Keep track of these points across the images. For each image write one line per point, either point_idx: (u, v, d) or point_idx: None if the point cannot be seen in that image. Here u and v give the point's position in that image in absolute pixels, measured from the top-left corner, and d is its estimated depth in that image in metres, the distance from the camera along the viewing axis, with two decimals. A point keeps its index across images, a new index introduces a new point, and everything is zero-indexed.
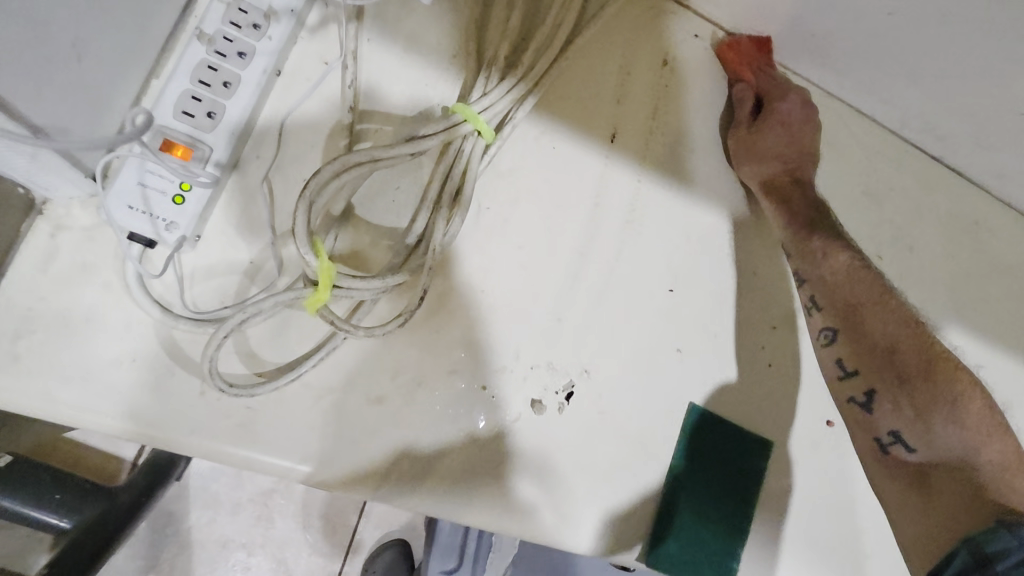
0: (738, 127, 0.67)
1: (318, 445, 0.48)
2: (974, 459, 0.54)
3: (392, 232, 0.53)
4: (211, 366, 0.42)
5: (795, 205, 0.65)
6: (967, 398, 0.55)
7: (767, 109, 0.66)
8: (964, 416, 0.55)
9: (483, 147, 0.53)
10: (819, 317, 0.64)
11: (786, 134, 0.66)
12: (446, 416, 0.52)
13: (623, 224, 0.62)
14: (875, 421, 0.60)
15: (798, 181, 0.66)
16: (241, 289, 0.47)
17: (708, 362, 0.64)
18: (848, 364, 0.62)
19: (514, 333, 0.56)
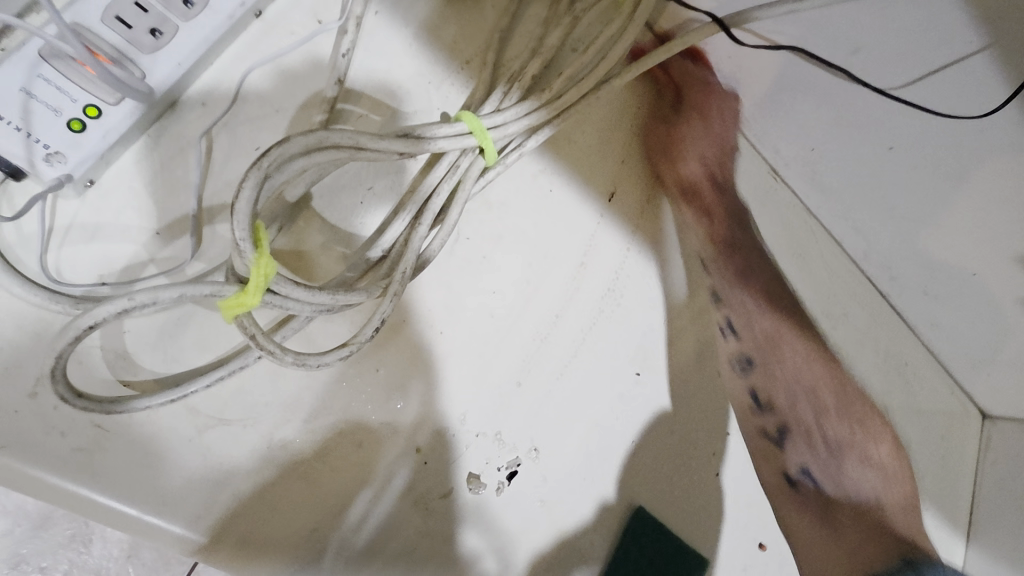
0: (688, 152, 0.62)
1: (185, 484, 0.37)
2: (881, 500, 0.65)
3: (350, 239, 0.43)
4: (58, 365, 0.30)
5: (713, 213, 0.61)
6: (876, 439, 0.65)
7: (682, 120, 0.62)
8: (872, 456, 0.65)
9: (481, 168, 0.45)
10: (733, 344, 0.61)
11: (712, 145, 0.62)
12: (360, 476, 0.43)
13: (605, 292, 0.56)
14: (785, 456, 0.63)
15: (717, 189, 0.62)
16: (132, 265, 0.36)
17: (660, 463, 0.58)
18: (762, 397, 0.62)
19: (465, 389, 0.47)
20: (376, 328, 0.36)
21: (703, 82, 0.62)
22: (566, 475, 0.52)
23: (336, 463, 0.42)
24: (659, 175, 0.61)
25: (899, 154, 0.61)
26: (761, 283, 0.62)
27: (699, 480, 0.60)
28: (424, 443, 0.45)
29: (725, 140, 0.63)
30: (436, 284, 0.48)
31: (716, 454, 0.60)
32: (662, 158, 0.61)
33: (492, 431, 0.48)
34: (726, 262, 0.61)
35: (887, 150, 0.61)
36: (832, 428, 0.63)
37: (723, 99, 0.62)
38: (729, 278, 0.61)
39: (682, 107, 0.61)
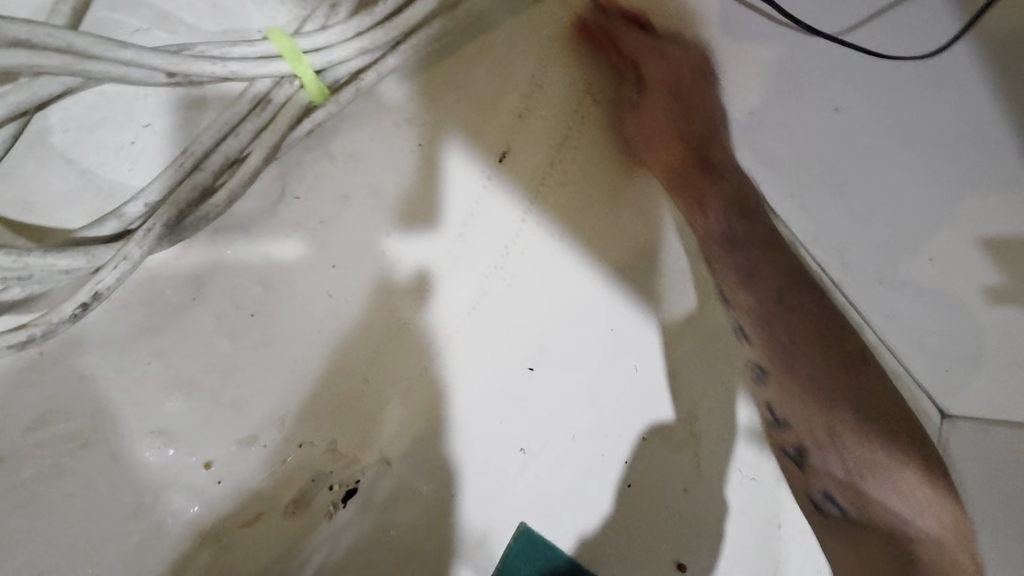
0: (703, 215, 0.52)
1: None
2: (910, 529, 0.43)
3: (112, 192, 0.32)
4: None
5: (709, 203, 0.52)
6: (904, 469, 0.45)
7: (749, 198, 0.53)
8: (901, 482, 0.44)
9: (302, 107, 0.35)
10: (748, 348, 0.52)
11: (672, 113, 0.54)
12: (120, 507, 0.32)
13: (491, 270, 0.47)
14: (812, 477, 0.48)
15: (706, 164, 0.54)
16: None
17: (554, 474, 0.49)
18: (748, 331, 0.51)
19: (284, 389, 0.37)
20: (84, 305, 0.26)
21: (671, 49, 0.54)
22: (430, 493, 0.42)
23: (76, 488, 0.31)
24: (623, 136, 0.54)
25: (845, 117, 0.51)
26: (810, 372, 0.48)
27: (607, 492, 0.51)
28: (219, 459, 0.34)
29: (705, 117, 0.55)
30: (246, 254, 0.36)
31: (627, 462, 0.53)
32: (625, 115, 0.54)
33: (323, 442, 0.38)
34: (806, 361, 0.48)
35: (831, 113, 0.51)
36: (845, 453, 0.46)
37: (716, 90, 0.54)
38: (766, 355, 0.50)
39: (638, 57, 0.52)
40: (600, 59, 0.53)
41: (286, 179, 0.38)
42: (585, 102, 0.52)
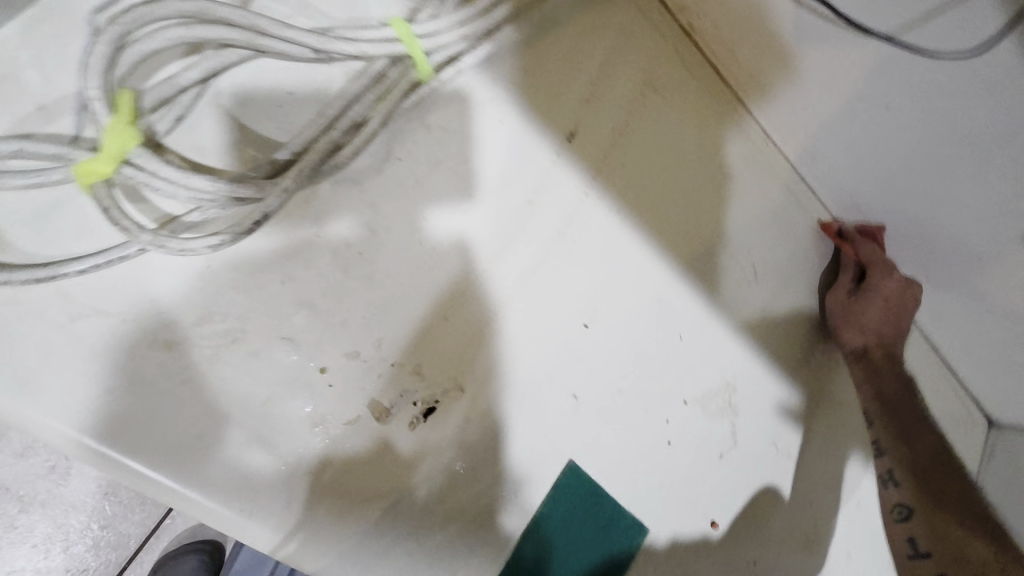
0: (838, 291, 0.68)
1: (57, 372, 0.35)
2: None
3: (265, 145, 0.40)
4: None
5: (883, 373, 0.67)
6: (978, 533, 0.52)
7: (869, 285, 0.66)
8: None
9: (412, 83, 0.42)
10: (895, 491, 0.65)
11: (885, 313, 0.67)
12: (256, 396, 0.40)
13: (554, 235, 0.53)
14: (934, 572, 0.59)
15: (887, 355, 0.68)
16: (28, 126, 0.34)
17: (602, 421, 0.54)
18: (895, 475, 0.66)
19: (383, 318, 0.44)
20: (254, 222, 0.35)
21: (869, 245, 0.67)
22: (496, 421, 0.48)
23: (225, 375, 0.39)
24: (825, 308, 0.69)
25: (1012, 150, 0.51)
26: (918, 452, 0.65)
27: (648, 444, 0.57)
28: (330, 366, 0.42)
29: (901, 321, 0.68)
30: (359, 202, 0.44)
31: (668, 420, 0.58)
32: (837, 295, 0.68)
33: (410, 364, 0.45)
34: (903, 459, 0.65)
35: (995, 146, 0.52)
36: None
37: (887, 265, 0.65)
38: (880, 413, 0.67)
39: (868, 265, 0.66)
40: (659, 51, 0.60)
41: (391, 143, 0.46)
42: (648, 93, 0.59)
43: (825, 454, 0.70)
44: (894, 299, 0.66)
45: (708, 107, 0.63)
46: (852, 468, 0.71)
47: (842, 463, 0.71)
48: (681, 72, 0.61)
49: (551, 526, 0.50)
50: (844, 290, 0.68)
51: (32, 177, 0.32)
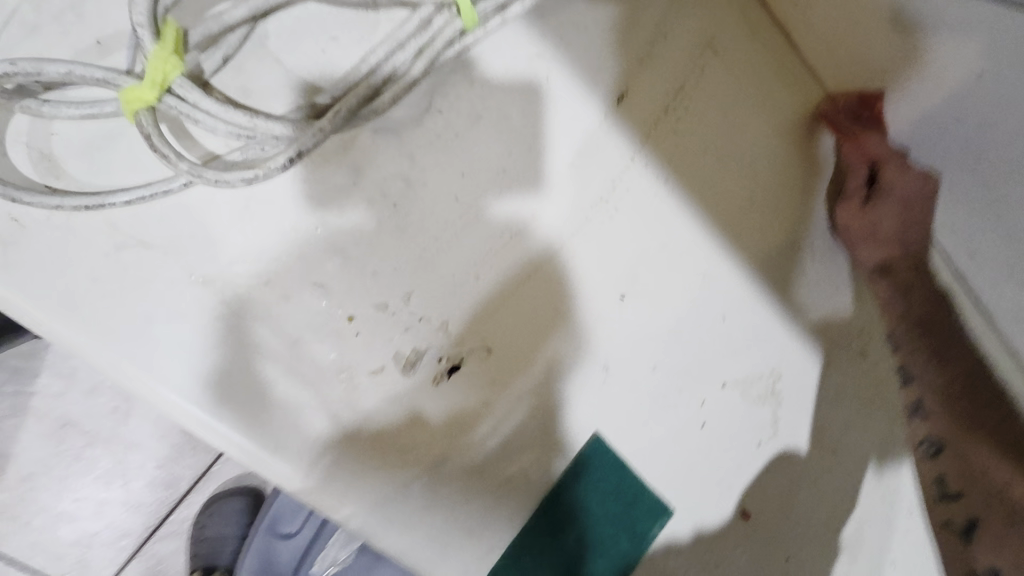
0: (847, 202, 0.63)
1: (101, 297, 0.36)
2: None
3: (306, 89, 0.40)
4: None
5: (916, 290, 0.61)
6: None
7: (881, 182, 0.61)
8: None
9: (457, 32, 0.41)
10: (920, 424, 0.58)
11: (901, 216, 0.61)
12: (286, 337, 0.40)
13: (596, 200, 0.51)
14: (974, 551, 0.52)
15: (917, 267, 0.62)
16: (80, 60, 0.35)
17: (634, 396, 0.52)
18: (921, 406, 0.58)
19: (415, 270, 0.44)
20: (289, 159, 0.35)
21: (876, 138, 0.61)
22: (523, 385, 0.48)
23: (259, 315, 0.40)
24: (834, 224, 0.63)
25: None
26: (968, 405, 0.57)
27: (679, 426, 0.55)
28: (359, 314, 0.42)
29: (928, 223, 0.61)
30: (397, 152, 0.44)
31: (703, 402, 0.56)
32: (848, 208, 0.63)
33: (437, 319, 0.44)
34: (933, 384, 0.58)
35: None
36: None
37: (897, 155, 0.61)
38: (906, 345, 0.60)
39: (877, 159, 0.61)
40: (721, 11, 0.56)
41: (432, 95, 0.45)
42: (707, 55, 0.55)
43: None
44: (915, 201, 0.60)
45: (769, 81, 0.60)
46: None
47: None
48: (743, 37, 0.58)
49: (572, 494, 0.49)
50: (855, 200, 0.63)
51: (84, 107, 0.33)
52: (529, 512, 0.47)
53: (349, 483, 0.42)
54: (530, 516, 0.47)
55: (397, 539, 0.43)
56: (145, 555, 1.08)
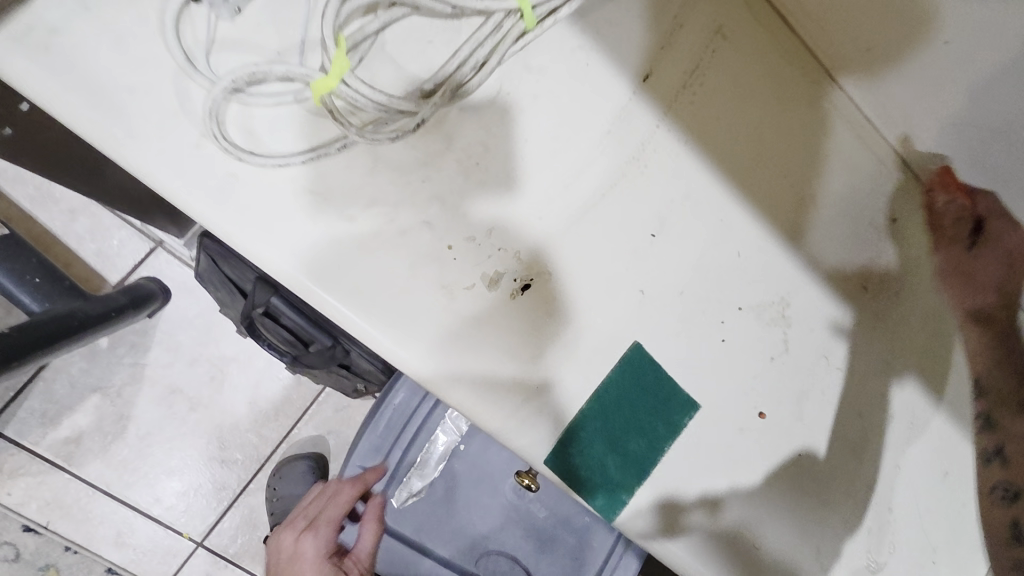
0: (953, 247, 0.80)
1: (281, 229, 0.51)
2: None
3: (413, 79, 0.55)
4: (214, 110, 0.47)
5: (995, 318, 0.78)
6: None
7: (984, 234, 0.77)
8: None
9: (523, 30, 0.55)
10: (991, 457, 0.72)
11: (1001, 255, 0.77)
12: (404, 261, 0.55)
13: (630, 158, 0.64)
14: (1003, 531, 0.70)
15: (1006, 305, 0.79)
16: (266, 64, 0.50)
17: (666, 314, 0.65)
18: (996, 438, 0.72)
19: (494, 213, 0.58)
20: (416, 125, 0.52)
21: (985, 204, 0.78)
22: (578, 303, 0.61)
23: (385, 245, 0.54)
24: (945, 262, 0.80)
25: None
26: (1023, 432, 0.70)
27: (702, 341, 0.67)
28: (456, 245, 0.57)
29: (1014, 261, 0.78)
30: (475, 126, 0.58)
31: (723, 322, 0.68)
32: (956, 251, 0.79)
33: (511, 249, 0.59)
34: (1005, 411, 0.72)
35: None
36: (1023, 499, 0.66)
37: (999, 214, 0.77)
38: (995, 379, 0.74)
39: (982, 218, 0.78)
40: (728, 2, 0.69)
41: (503, 81, 0.59)
42: (717, 39, 0.68)
43: (871, 372, 0.78)
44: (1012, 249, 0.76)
45: (772, 58, 0.72)
46: (896, 385, 0.79)
47: (888, 380, 0.78)
48: (747, 22, 0.70)
49: (628, 387, 0.63)
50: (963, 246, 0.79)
51: (279, 94, 0.50)
52: (585, 399, 0.61)
53: (452, 370, 0.56)
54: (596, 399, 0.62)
55: (487, 414, 0.58)
56: (241, 503, 1.36)
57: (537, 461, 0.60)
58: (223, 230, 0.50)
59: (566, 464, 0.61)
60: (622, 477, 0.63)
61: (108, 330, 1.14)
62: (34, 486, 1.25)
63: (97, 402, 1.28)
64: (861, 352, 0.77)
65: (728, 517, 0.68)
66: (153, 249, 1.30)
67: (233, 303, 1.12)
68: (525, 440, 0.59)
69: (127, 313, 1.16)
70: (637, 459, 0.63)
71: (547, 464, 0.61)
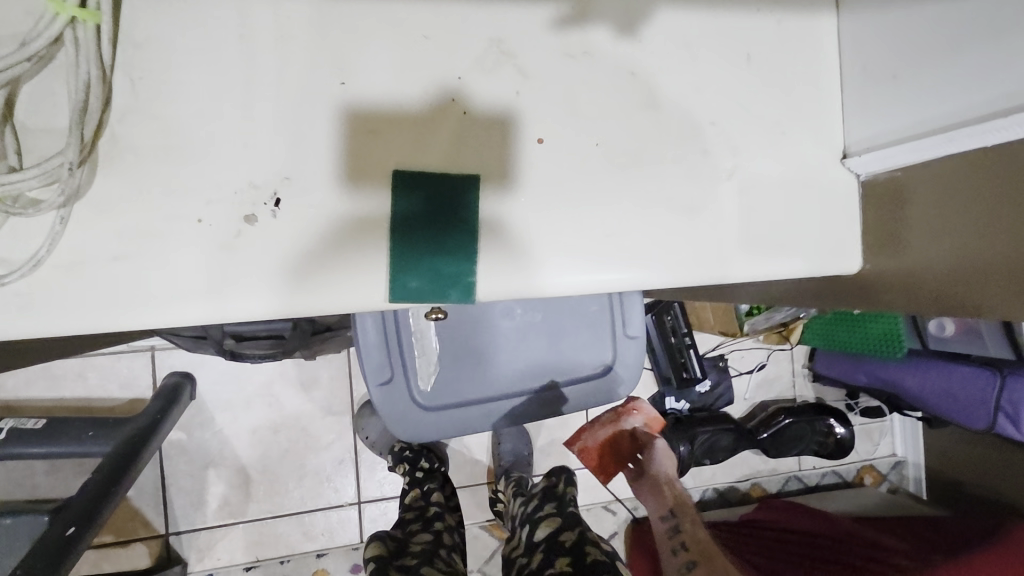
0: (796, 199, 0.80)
1: (80, 300, 0.65)
2: None
3: (63, 131, 0.64)
4: None
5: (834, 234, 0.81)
6: None
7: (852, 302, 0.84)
8: None
9: (94, 29, 0.62)
10: None
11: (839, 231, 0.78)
12: (179, 252, 0.67)
13: (275, 39, 0.70)
14: None
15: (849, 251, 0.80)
16: None
17: (404, 131, 0.73)
18: None
19: (212, 170, 0.68)
20: (75, 169, 0.61)
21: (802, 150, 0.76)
22: (325, 179, 0.71)
23: (155, 254, 0.67)
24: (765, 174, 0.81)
25: None
26: None
27: (446, 128, 0.75)
28: (202, 214, 0.68)
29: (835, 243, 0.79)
30: (140, 120, 0.66)
31: (454, 99, 0.75)
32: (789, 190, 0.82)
33: (244, 184, 0.69)
34: None
35: None
36: None
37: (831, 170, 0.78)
38: None
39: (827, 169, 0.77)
40: None
41: (128, 72, 0.66)
42: None
43: (620, 31, 0.81)
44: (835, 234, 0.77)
45: None
46: (652, 24, 0.82)
47: (640, 26, 0.82)
48: None
49: (425, 208, 0.73)
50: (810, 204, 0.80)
51: None
52: (387, 239, 0.72)
53: (277, 292, 0.70)
54: (404, 233, 0.73)
55: (327, 301, 0.72)
56: (362, 459, 1.67)
57: (387, 301, 0.74)
58: (49, 330, 0.65)
59: (409, 289, 0.74)
60: (457, 268, 0.75)
61: (169, 427, 1.39)
62: (229, 546, 1.60)
63: (216, 472, 1.59)
64: (597, 25, 0.80)
65: (565, 231, 0.79)
66: (151, 354, 1.54)
67: (202, 347, 1.30)
68: (369, 296, 0.73)
69: (169, 409, 1.41)
70: (459, 249, 0.75)
71: (396, 298, 0.73)
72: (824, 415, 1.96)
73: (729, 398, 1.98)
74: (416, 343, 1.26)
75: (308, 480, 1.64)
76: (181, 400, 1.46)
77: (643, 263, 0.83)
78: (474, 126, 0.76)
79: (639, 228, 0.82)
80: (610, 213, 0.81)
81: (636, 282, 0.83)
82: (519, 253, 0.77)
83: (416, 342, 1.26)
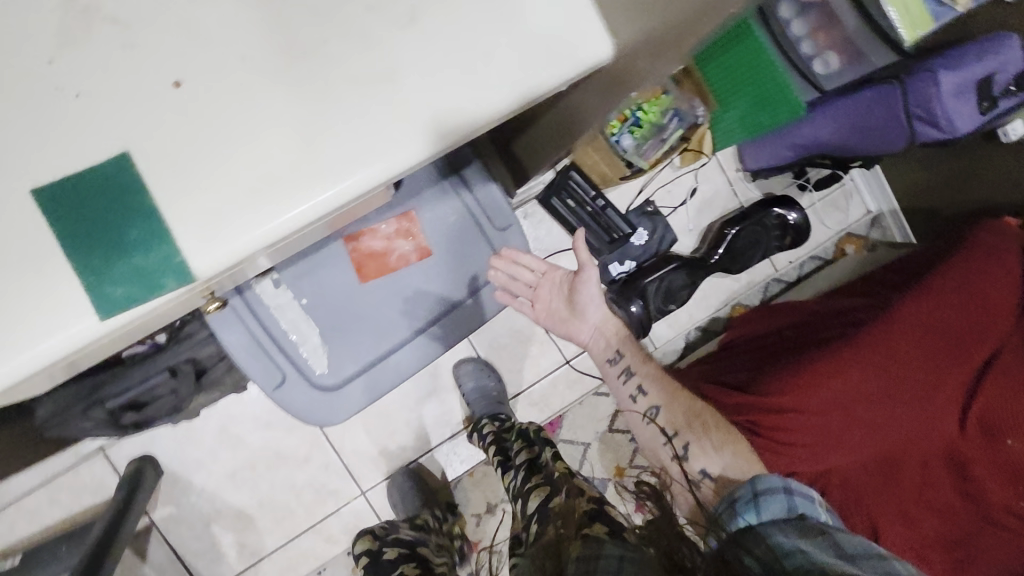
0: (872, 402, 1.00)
1: None
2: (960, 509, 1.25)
3: None
4: None
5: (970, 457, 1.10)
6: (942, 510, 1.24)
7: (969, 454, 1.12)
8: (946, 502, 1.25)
9: None
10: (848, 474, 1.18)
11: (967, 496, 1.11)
12: None
13: None
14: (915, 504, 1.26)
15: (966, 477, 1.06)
16: None
17: (23, 147, 0.66)
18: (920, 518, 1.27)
19: None
20: None
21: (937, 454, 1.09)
22: None
23: None
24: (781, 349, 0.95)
25: None
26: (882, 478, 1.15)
27: (65, 115, 0.67)
28: None
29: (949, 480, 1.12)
30: None
31: (61, 89, 0.68)
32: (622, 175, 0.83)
33: None
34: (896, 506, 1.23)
35: None
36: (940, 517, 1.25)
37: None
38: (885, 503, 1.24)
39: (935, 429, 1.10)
40: None
41: None
42: None
43: None
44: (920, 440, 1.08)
45: None
46: None
47: None
48: None
49: (91, 208, 0.67)
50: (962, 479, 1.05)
51: None
52: (62, 260, 0.66)
53: None
54: (80, 245, 0.66)
55: (37, 352, 0.66)
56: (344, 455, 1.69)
57: (102, 321, 0.67)
58: None
59: (114, 298, 0.67)
60: (155, 254, 0.68)
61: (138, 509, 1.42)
62: None
63: (218, 524, 1.64)
64: None
65: (257, 162, 0.71)
66: (103, 453, 1.57)
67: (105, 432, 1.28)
68: (78, 327, 0.66)
69: (133, 494, 1.44)
70: (146, 235, 0.68)
71: (107, 313, 0.67)
72: (769, 211, 1.83)
73: (671, 239, 1.88)
74: (293, 333, 1.22)
75: (304, 495, 1.68)
76: (143, 480, 1.49)
77: (378, 146, 0.74)
78: (95, 104, 0.68)
79: (354, 118, 0.73)
80: (297, 120, 0.72)
81: (369, 179, 0.74)
82: (216, 206, 0.70)
83: (292, 334, 1.22)
